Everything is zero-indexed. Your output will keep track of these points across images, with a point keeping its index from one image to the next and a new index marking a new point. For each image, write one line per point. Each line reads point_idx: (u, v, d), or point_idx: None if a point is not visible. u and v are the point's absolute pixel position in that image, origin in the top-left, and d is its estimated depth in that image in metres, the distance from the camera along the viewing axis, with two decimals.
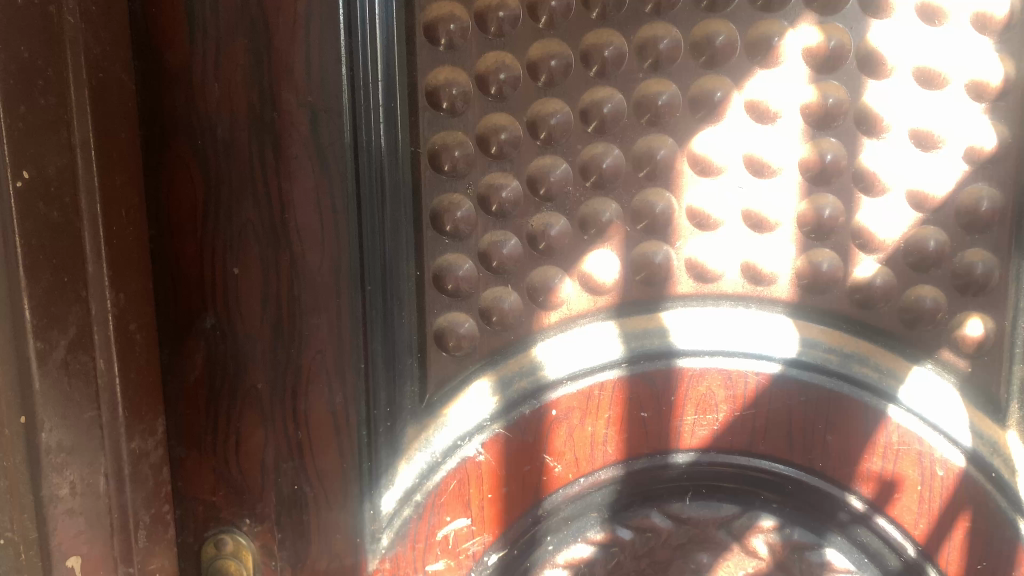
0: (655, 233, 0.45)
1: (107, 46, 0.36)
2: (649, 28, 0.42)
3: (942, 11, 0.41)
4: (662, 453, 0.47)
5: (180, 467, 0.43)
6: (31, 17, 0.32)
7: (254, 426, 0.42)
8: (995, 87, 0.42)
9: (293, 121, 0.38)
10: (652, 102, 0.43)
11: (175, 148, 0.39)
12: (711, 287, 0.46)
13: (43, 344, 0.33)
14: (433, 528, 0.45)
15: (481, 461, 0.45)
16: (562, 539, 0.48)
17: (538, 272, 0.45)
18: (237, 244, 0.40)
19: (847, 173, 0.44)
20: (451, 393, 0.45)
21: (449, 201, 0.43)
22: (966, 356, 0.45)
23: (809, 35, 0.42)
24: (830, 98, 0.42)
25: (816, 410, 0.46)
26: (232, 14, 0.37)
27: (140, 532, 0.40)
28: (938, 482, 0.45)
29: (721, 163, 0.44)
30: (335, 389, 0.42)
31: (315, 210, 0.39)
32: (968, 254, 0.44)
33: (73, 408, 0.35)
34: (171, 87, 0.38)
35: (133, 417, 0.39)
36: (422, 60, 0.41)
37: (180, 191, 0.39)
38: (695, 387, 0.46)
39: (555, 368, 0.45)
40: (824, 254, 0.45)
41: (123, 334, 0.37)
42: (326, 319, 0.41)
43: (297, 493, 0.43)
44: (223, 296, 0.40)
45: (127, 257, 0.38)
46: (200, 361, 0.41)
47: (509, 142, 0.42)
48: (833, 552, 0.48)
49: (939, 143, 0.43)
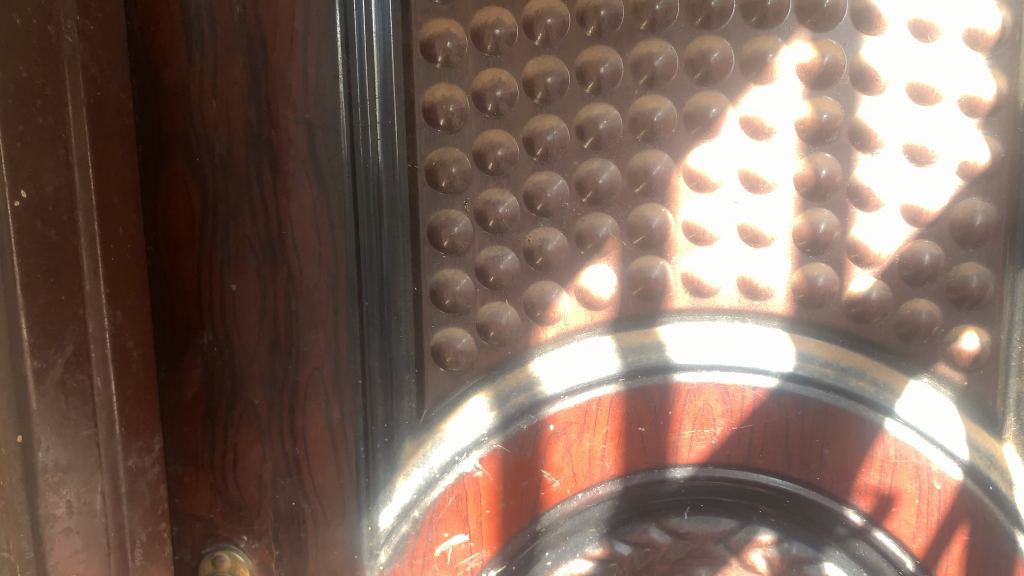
0: (651, 248, 0.45)
1: (105, 65, 0.36)
2: (644, 45, 0.42)
3: (934, 28, 0.41)
4: (659, 468, 0.47)
5: (177, 484, 0.42)
6: (29, 37, 0.32)
7: (251, 442, 0.42)
8: (987, 103, 0.42)
9: (291, 138, 0.38)
10: (647, 118, 0.43)
11: (172, 165, 0.39)
12: (707, 301, 0.46)
13: (41, 363, 0.33)
14: (431, 544, 0.45)
15: (478, 477, 0.45)
16: (560, 554, 0.48)
17: (534, 287, 0.45)
18: (234, 260, 0.40)
19: (842, 188, 0.44)
20: (448, 409, 0.45)
21: (446, 217, 0.43)
22: (961, 369, 0.45)
23: (803, 52, 0.42)
24: (824, 113, 0.43)
25: (813, 424, 0.46)
26: (230, 33, 0.38)
27: (137, 550, 0.40)
28: (936, 496, 0.45)
29: (716, 178, 0.44)
30: (332, 404, 0.42)
31: (313, 226, 0.40)
32: (963, 268, 0.44)
33: (70, 426, 0.34)
34: (169, 104, 0.38)
35: (130, 434, 0.39)
36: (419, 77, 0.41)
37: (178, 208, 0.39)
38: (692, 402, 0.46)
39: (552, 383, 0.45)
40: (819, 268, 0.45)
41: (120, 352, 0.37)
42: (323, 334, 0.41)
43: (295, 510, 0.43)
44: (221, 312, 0.41)
45: (124, 274, 0.38)
46: (197, 377, 0.41)
47: (505, 158, 0.42)
48: (832, 566, 0.48)
49: (933, 157, 0.43)
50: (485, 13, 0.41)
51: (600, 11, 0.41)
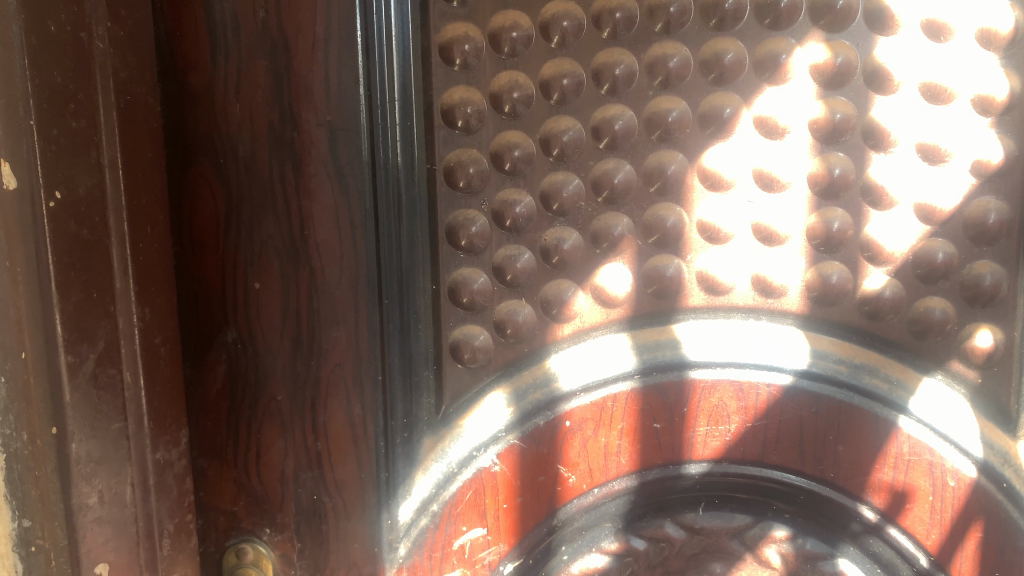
0: (666, 247, 0.46)
1: (134, 69, 0.37)
2: (658, 46, 0.43)
3: (947, 28, 0.42)
4: (675, 464, 0.48)
5: (202, 477, 0.44)
6: (63, 43, 0.33)
7: (274, 437, 0.43)
8: (1000, 102, 0.42)
9: (313, 140, 0.39)
10: (662, 119, 0.44)
11: (198, 167, 0.40)
12: (722, 299, 0.47)
13: (74, 358, 0.34)
14: (450, 537, 0.46)
15: (496, 472, 0.46)
16: (576, 549, 0.49)
17: (551, 285, 0.45)
18: (258, 260, 0.41)
19: (855, 187, 0.45)
20: (466, 405, 0.46)
21: (464, 217, 0.44)
22: (975, 367, 0.45)
23: (817, 52, 0.43)
24: (837, 114, 0.43)
25: (827, 421, 0.46)
26: (254, 37, 0.39)
27: (164, 540, 0.41)
28: (949, 492, 0.46)
29: (730, 178, 0.45)
30: (353, 400, 0.43)
31: (334, 226, 0.40)
32: (976, 266, 0.44)
33: (101, 420, 0.35)
34: (194, 108, 0.39)
35: (157, 427, 0.40)
36: (437, 79, 0.42)
37: (203, 210, 0.41)
38: (707, 399, 0.47)
39: (569, 380, 0.46)
40: (833, 266, 0.46)
41: (149, 347, 0.38)
42: (344, 332, 0.42)
43: (317, 503, 0.44)
44: (245, 311, 0.42)
45: (151, 272, 0.39)
46: (221, 373, 0.42)
47: (522, 159, 0.43)
48: (846, 561, 0.48)
49: (946, 157, 0.44)
50: (502, 16, 0.42)
51: (615, 13, 0.42)
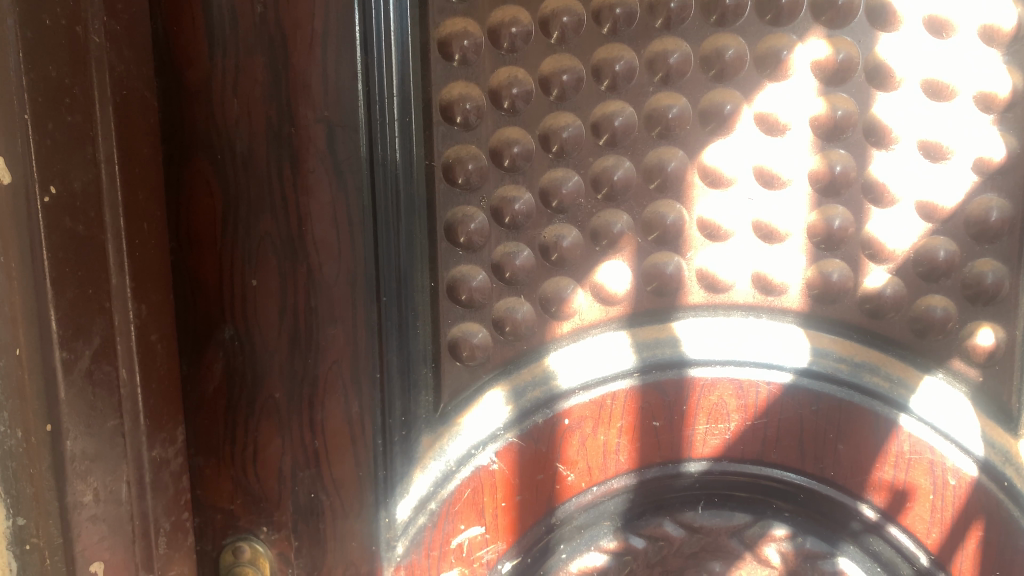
0: (666, 244, 0.46)
1: (131, 64, 0.37)
2: (659, 42, 0.43)
3: (949, 24, 0.42)
4: (674, 463, 0.47)
5: (199, 475, 0.43)
6: (57, 37, 0.32)
7: (271, 435, 0.43)
8: (1003, 98, 0.42)
9: (311, 136, 0.39)
10: (662, 115, 0.43)
11: (195, 163, 0.40)
12: (722, 297, 0.46)
13: (69, 355, 0.33)
14: (448, 536, 0.46)
15: (494, 470, 0.45)
16: (575, 547, 0.49)
17: (550, 282, 0.45)
18: (256, 256, 0.41)
19: (856, 184, 0.44)
20: (465, 402, 0.46)
21: (462, 214, 0.43)
22: (976, 365, 0.45)
23: (818, 49, 0.42)
24: (839, 110, 0.43)
25: (827, 419, 0.46)
26: (252, 32, 0.38)
27: (161, 539, 0.40)
28: (950, 491, 0.45)
29: (731, 175, 0.44)
30: (351, 398, 0.42)
31: (332, 223, 0.40)
32: (978, 264, 0.44)
33: (96, 417, 0.35)
34: (191, 103, 0.39)
35: (154, 425, 0.39)
36: (436, 75, 0.42)
37: (201, 206, 0.40)
38: (706, 397, 0.46)
39: (568, 378, 0.46)
40: (834, 264, 0.45)
41: (145, 344, 0.38)
42: (342, 329, 0.41)
43: (314, 501, 0.43)
44: (242, 307, 0.41)
45: (148, 268, 0.38)
46: (219, 371, 0.42)
47: (521, 155, 0.43)
48: (845, 560, 0.48)
49: (948, 154, 0.43)
50: (501, 11, 0.41)
51: (615, 9, 0.42)
